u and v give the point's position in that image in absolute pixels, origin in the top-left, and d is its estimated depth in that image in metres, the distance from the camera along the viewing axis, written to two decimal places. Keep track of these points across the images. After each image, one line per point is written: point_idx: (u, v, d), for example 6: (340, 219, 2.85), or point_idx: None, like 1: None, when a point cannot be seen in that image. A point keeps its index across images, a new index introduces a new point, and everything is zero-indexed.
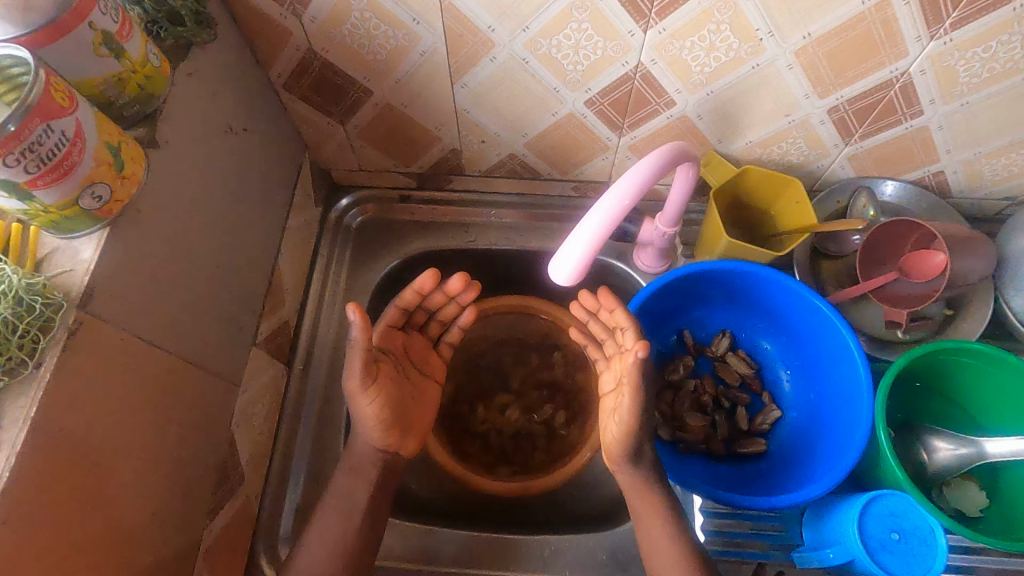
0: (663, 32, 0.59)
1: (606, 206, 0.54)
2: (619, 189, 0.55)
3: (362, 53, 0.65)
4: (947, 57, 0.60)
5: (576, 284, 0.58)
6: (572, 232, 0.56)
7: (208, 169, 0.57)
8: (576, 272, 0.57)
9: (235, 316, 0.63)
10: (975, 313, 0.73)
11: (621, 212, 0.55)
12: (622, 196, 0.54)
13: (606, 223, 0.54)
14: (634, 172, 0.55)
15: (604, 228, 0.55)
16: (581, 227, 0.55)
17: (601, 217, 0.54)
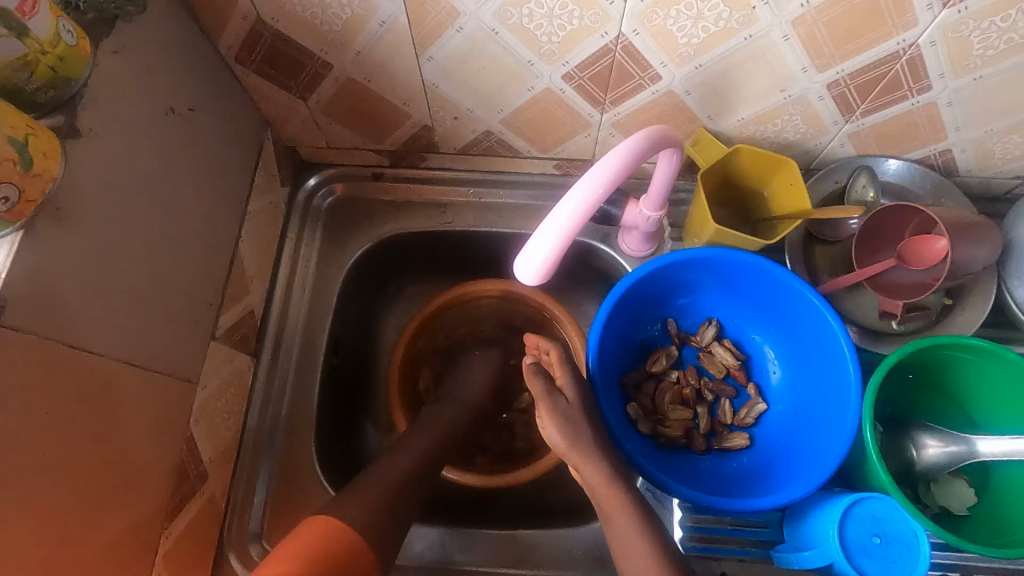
0: (646, 0, 0.54)
1: (574, 199, 0.50)
2: (591, 180, 0.50)
3: (316, 23, 0.59)
4: (960, 27, 0.54)
5: (545, 280, 0.55)
6: (540, 225, 0.52)
7: (148, 156, 0.53)
8: (545, 268, 0.53)
9: (189, 310, 0.60)
10: (975, 302, 0.69)
11: (591, 206, 0.51)
12: (593, 188, 0.50)
13: (576, 218, 0.51)
14: (607, 162, 0.51)
15: (573, 223, 0.51)
16: (551, 218, 0.51)
17: (571, 212, 0.50)
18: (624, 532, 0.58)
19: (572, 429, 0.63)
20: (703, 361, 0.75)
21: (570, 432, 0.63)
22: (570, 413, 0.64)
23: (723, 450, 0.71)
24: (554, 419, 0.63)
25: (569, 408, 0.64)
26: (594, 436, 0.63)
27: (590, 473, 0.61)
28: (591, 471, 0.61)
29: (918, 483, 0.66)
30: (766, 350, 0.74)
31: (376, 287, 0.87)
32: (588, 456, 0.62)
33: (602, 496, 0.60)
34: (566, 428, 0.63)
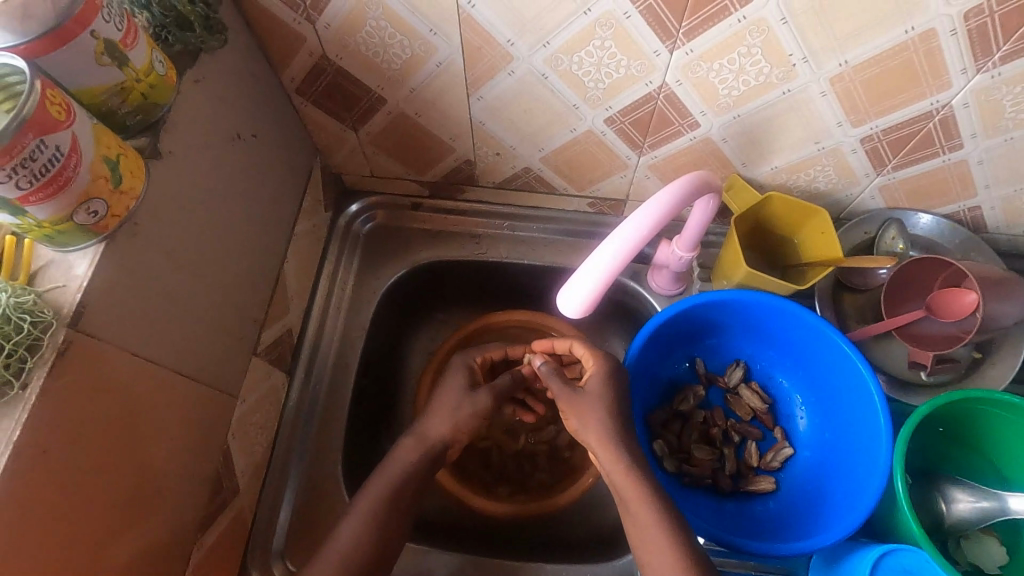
0: (691, 54, 0.57)
1: (623, 236, 0.52)
2: (639, 218, 0.52)
3: (377, 62, 0.63)
4: (993, 91, 0.56)
5: (587, 313, 0.56)
6: (589, 259, 0.53)
7: (214, 177, 0.56)
8: (589, 301, 0.55)
9: (236, 325, 0.62)
10: (1005, 358, 0.70)
11: (638, 243, 0.53)
12: (641, 226, 0.52)
13: (623, 254, 0.52)
14: (654, 204, 0.53)
15: (620, 258, 0.53)
16: (598, 252, 0.53)
17: (619, 247, 0.52)
18: (644, 521, 0.58)
19: (595, 420, 0.62)
20: (730, 403, 0.75)
21: (594, 422, 0.62)
22: (592, 403, 0.63)
23: (749, 493, 0.70)
24: (576, 413, 0.63)
25: (590, 398, 0.63)
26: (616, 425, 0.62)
27: (612, 462, 0.61)
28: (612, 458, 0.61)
29: (948, 538, 0.65)
30: (793, 394, 0.75)
31: (407, 312, 0.89)
32: (612, 446, 0.61)
33: (622, 485, 0.60)
34: (590, 420, 0.62)
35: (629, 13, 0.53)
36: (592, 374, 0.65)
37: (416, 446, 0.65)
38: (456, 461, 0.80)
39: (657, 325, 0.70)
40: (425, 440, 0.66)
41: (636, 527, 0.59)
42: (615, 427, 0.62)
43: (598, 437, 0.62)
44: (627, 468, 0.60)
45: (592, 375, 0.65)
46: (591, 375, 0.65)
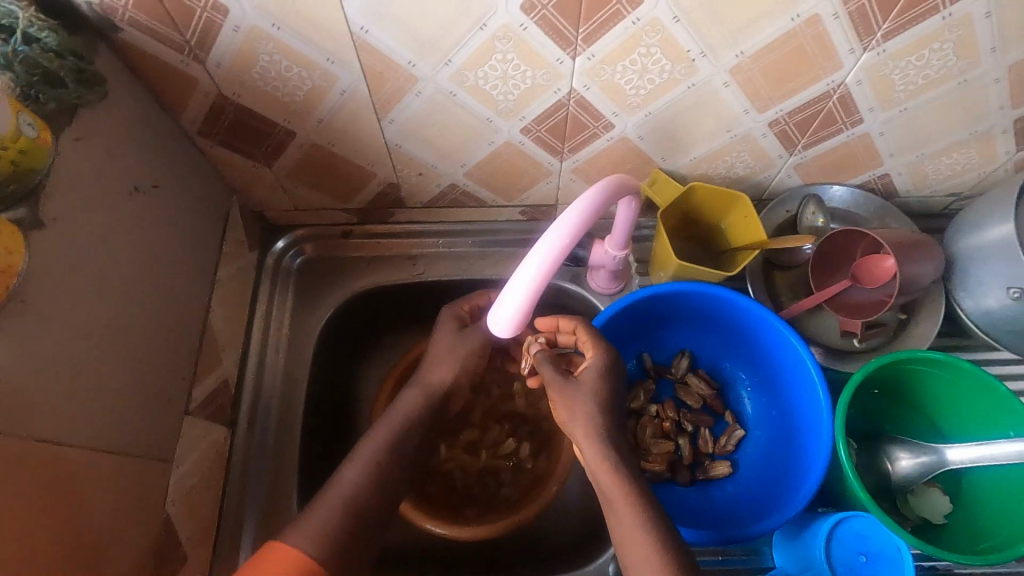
0: (593, 58, 0.57)
1: (532, 267, 0.51)
2: (546, 244, 0.50)
3: (278, 95, 0.61)
4: (882, 67, 0.58)
5: (517, 331, 0.57)
6: (506, 286, 0.53)
7: (113, 239, 0.53)
8: (514, 322, 0.55)
9: (159, 387, 0.59)
10: (928, 315, 0.73)
11: (550, 269, 0.51)
12: (547, 254, 0.50)
13: (535, 282, 0.52)
14: (561, 225, 0.51)
15: (534, 287, 0.52)
16: (518, 274, 0.52)
17: (530, 278, 0.51)
18: (619, 515, 0.55)
19: (579, 406, 0.59)
20: (680, 393, 0.76)
21: (578, 413, 0.59)
22: (578, 393, 0.60)
23: (708, 480, 0.72)
24: (564, 401, 0.60)
25: (580, 388, 0.60)
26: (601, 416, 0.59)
27: (594, 452, 0.57)
28: (594, 453, 0.57)
29: (896, 496, 0.68)
30: (739, 375, 0.77)
31: (351, 343, 0.86)
32: (594, 434, 0.58)
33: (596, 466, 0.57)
34: (576, 410, 0.59)
35: (525, 25, 0.53)
36: (588, 364, 0.62)
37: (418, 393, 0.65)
38: (418, 490, 0.79)
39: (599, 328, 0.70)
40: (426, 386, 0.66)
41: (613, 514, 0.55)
42: (601, 411, 0.59)
43: (582, 428, 0.58)
44: (607, 458, 0.56)
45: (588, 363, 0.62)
46: (588, 364, 0.62)
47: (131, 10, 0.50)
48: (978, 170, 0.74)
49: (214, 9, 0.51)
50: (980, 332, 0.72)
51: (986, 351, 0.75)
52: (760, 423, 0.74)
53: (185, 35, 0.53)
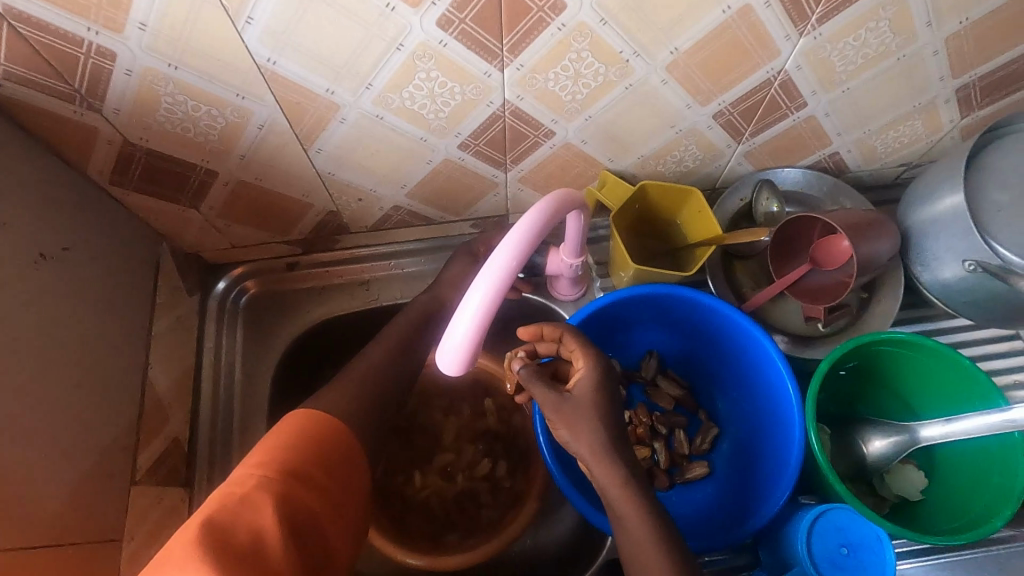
0: (522, 69, 0.54)
1: (473, 301, 0.48)
2: (486, 277, 0.48)
3: (190, 137, 0.56)
4: (820, 51, 0.57)
5: (464, 372, 0.53)
6: (449, 325, 0.50)
7: (17, 317, 0.49)
8: (460, 362, 0.51)
9: (93, 465, 0.56)
10: (888, 292, 0.73)
11: (492, 302, 0.49)
12: (490, 284, 0.48)
13: (478, 319, 0.49)
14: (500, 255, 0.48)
15: (477, 323, 0.49)
16: (462, 306, 0.49)
17: (472, 314, 0.49)
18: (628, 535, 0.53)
19: (569, 426, 0.54)
20: (651, 396, 0.75)
21: (583, 431, 0.54)
22: (579, 410, 0.54)
23: (687, 482, 0.72)
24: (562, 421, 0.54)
25: (573, 404, 0.54)
26: (605, 431, 0.55)
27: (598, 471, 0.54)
28: (605, 471, 0.54)
29: (872, 477, 0.68)
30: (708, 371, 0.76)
31: (310, 379, 0.83)
32: (597, 455, 0.54)
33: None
34: (578, 430, 0.54)
35: (444, 41, 0.49)
36: (580, 377, 0.56)
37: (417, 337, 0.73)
38: (394, 523, 0.77)
39: None
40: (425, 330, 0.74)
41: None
42: (602, 428, 0.54)
43: (589, 448, 0.54)
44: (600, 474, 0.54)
45: (581, 376, 0.56)
46: (580, 377, 0.56)
47: (5, 64, 0.45)
48: (926, 140, 0.73)
49: (100, 55, 0.46)
50: (939, 303, 0.72)
51: (947, 320, 0.76)
52: (733, 418, 0.73)
53: (73, 84, 0.48)
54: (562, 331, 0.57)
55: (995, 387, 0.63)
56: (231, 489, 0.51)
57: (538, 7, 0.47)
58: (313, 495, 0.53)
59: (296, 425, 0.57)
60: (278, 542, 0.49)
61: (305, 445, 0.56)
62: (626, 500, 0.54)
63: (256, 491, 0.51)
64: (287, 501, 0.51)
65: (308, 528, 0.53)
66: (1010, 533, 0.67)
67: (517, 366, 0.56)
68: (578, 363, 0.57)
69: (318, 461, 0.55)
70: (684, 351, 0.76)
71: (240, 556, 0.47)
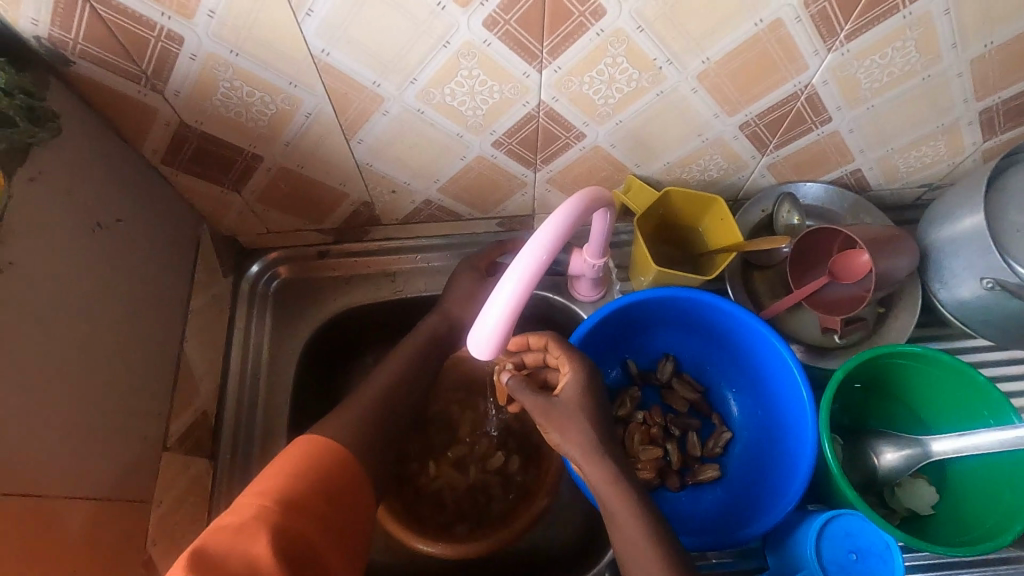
0: (559, 71, 0.56)
1: (503, 296, 0.50)
2: (516, 272, 0.50)
3: (241, 121, 0.60)
4: (847, 67, 0.59)
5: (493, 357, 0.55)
6: (479, 316, 0.52)
7: (71, 279, 0.52)
8: (488, 353, 0.54)
9: (129, 428, 0.58)
10: (905, 308, 0.74)
11: (521, 297, 0.51)
12: (524, 271, 0.50)
13: (507, 312, 0.51)
14: (531, 250, 0.50)
15: (507, 315, 0.51)
16: (496, 293, 0.51)
17: (501, 308, 0.51)
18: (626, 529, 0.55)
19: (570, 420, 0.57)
20: (666, 398, 0.76)
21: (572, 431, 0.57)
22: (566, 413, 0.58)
23: (697, 484, 0.73)
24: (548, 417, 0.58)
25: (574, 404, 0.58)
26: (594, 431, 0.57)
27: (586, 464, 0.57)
28: (594, 469, 0.56)
29: (883, 489, 0.68)
30: (725, 377, 0.77)
31: (332, 364, 0.85)
32: (584, 448, 0.57)
33: (588, 474, 0.57)
34: (568, 431, 0.57)
35: (488, 40, 0.52)
36: (568, 382, 0.60)
37: (440, 331, 0.76)
38: (407, 509, 0.78)
39: (580, 340, 0.70)
40: (448, 325, 0.76)
41: (615, 525, 0.55)
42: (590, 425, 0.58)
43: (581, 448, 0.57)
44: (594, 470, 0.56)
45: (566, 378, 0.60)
46: (568, 381, 0.59)
47: (82, 43, 0.49)
48: (948, 161, 0.75)
49: (169, 39, 0.49)
50: (956, 321, 0.73)
51: (964, 339, 0.76)
52: (747, 424, 0.74)
53: (141, 65, 0.52)
54: (544, 341, 0.63)
55: (1010, 403, 0.63)
56: (228, 520, 0.51)
57: (579, 12, 0.50)
58: (309, 527, 0.53)
59: (299, 455, 0.58)
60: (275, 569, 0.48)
61: (305, 475, 0.56)
62: (616, 495, 0.55)
63: (250, 522, 0.50)
64: (283, 532, 0.51)
65: (307, 554, 0.52)
66: (1021, 554, 0.67)
67: (505, 377, 0.61)
68: (564, 368, 0.61)
69: (315, 495, 0.55)
70: (700, 356, 0.78)
71: None
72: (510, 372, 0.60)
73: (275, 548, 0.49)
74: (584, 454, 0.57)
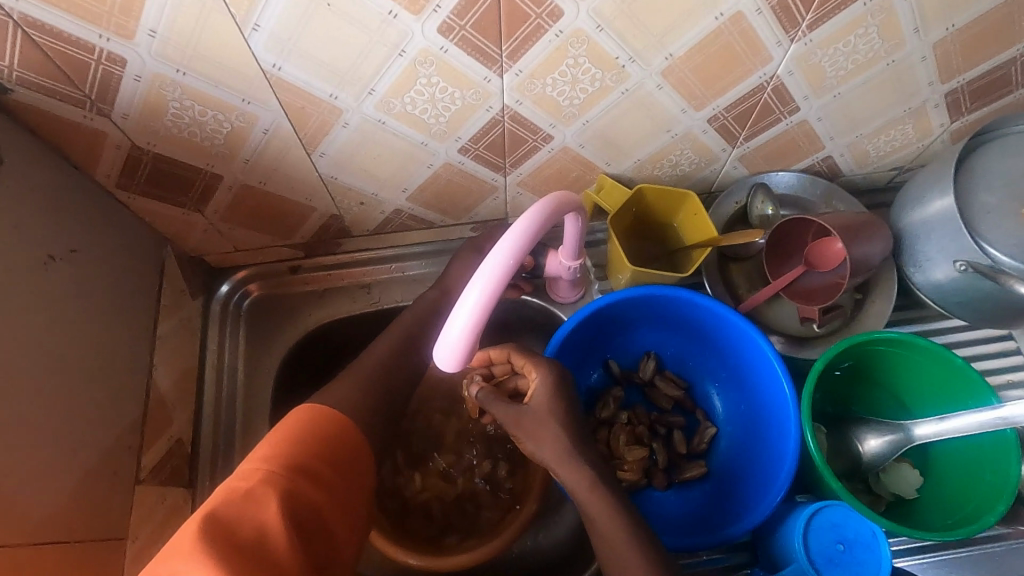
0: (521, 74, 0.55)
1: (467, 305, 0.49)
2: (480, 278, 0.49)
3: (196, 141, 0.58)
4: (811, 56, 0.58)
5: (460, 368, 0.53)
6: (444, 326, 0.50)
7: (24, 316, 0.50)
8: (454, 363, 0.52)
9: (98, 463, 0.56)
10: (882, 294, 0.74)
11: (487, 305, 0.49)
12: (493, 272, 0.49)
13: (476, 314, 0.49)
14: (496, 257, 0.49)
15: (475, 318, 0.49)
16: (465, 297, 0.49)
17: (466, 317, 0.49)
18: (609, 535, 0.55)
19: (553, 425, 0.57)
20: (650, 397, 0.76)
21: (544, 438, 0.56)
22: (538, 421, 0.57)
23: (684, 482, 0.72)
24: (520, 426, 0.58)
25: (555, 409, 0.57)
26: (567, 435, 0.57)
27: (563, 473, 0.56)
28: (573, 475, 0.56)
29: (868, 475, 0.69)
30: (707, 374, 0.77)
31: (311, 379, 0.84)
32: (560, 455, 0.56)
33: (572, 481, 0.56)
34: (542, 439, 0.56)
35: (445, 47, 0.50)
36: (535, 388, 0.58)
37: None
38: (396, 524, 0.77)
39: (559, 344, 0.69)
40: None
41: (602, 530, 0.55)
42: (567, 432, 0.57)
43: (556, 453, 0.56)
44: (574, 479, 0.56)
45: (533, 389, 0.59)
46: (535, 387, 0.58)
47: (18, 70, 0.47)
48: (917, 144, 0.75)
49: (110, 61, 0.47)
50: (932, 304, 0.73)
51: (941, 320, 0.77)
52: (732, 418, 0.74)
53: (84, 90, 0.50)
54: (505, 354, 0.63)
55: (988, 385, 0.64)
56: (238, 484, 0.50)
57: (536, 14, 0.49)
58: (317, 493, 0.52)
59: (302, 419, 0.57)
60: (283, 538, 0.48)
61: (310, 440, 0.55)
62: (597, 502, 0.55)
63: (261, 488, 0.50)
64: (292, 497, 0.50)
65: (312, 521, 0.51)
66: (1005, 531, 0.67)
67: (472, 389, 0.59)
68: (529, 374, 0.60)
69: (322, 459, 0.55)
70: (682, 352, 0.77)
71: (246, 554, 0.46)
72: (476, 385, 0.59)
73: (285, 517, 0.49)
74: (558, 460, 0.56)
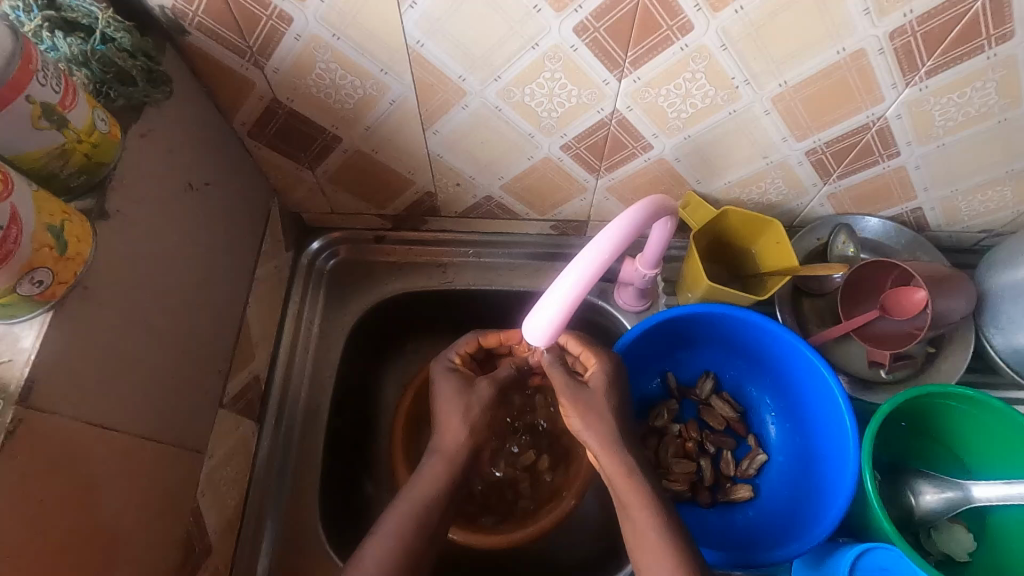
0: (638, 81, 0.58)
1: (562, 290, 0.52)
2: (592, 250, 0.51)
3: (330, 103, 0.63)
4: (923, 103, 0.59)
5: (556, 326, 0.55)
6: (538, 302, 0.54)
7: (165, 234, 0.55)
8: (541, 345, 0.57)
9: (197, 382, 0.61)
10: (956, 351, 0.74)
11: (594, 273, 0.52)
12: (607, 243, 0.51)
13: (588, 275, 0.51)
14: (578, 270, 0.51)
15: (584, 282, 0.52)
16: (578, 259, 0.52)
17: (573, 283, 0.52)
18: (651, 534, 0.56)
19: (612, 415, 0.59)
20: (703, 415, 0.77)
21: (599, 421, 0.59)
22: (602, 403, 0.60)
23: (729, 503, 0.73)
24: (588, 404, 0.61)
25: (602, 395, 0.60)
26: (625, 425, 0.60)
27: (619, 455, 0.59)
28: (619, 461, 0.58)
29: (920, 530, 0.68)
30: (764, 402, 0.77)
31: (377, 345, 0.88)
32: (623, 444, 0.59)
33: (635, 477, 0.57)
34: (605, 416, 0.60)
35: (576, 46, 0.54)
36: (597, 373, 0.63)
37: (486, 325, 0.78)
38: None
39: (623, 348, 0.71)
40: None
41: (647, 524, 0.56)
42: (629, 421, 0.60)
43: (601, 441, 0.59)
44: (634, 471, 0.57)
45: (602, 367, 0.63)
46: (596, 372, 0.63)
47: (200, 15, 0.52)
48: (1012, 209, 0.74)
49: (280, 19, 0.53)
50: (1008, 369, 0.72)
51: (1014, 390, 0.75)
52: (784, 449, 0.74)
53: (248, 41, 0.55)
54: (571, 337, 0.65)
55: None
56: None
57: (668, 25, 0.52)
58: None
59: None
60: None
61: None
62: (651, 499, 0.56)
63: None
64: None
65: None
66: None
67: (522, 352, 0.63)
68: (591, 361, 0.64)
69: None
70: (742, 377, 0.78)
71: None
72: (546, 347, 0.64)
73: None
74: (610, 442, 0.59)
